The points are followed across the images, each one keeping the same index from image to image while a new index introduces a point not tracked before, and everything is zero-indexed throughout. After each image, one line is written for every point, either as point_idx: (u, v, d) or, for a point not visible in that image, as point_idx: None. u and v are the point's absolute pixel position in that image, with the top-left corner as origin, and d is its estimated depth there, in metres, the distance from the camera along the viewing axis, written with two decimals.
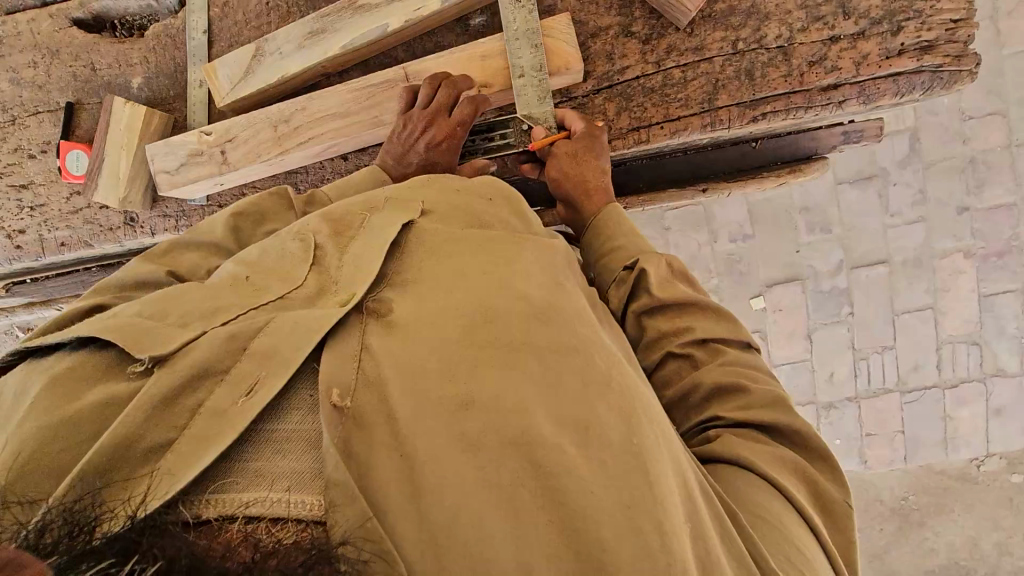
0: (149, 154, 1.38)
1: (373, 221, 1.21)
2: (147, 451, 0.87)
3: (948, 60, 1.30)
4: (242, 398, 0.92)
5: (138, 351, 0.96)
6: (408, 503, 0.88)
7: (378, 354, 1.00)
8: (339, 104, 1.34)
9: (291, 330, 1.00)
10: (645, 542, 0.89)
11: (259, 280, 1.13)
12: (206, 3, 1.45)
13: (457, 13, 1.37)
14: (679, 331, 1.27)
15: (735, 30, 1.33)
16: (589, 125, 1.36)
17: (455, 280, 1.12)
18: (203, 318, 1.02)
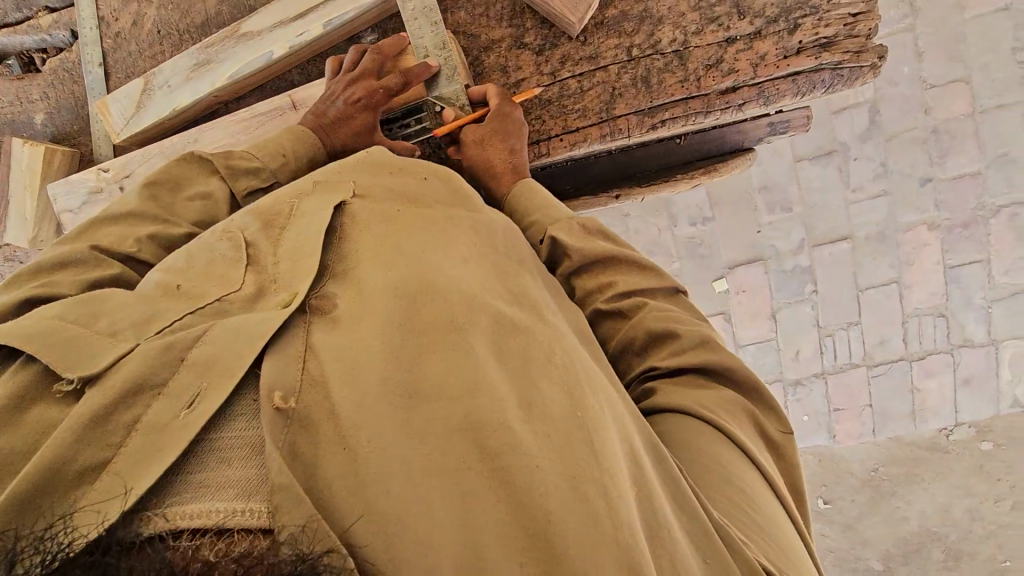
0: (50, 195, 1.38)
1: (303, 207, 1.04)
2: (79, 476, 0.71)
3: (847, 57, 1.25)
4: (184, 412, 0.75)
5: (62, 370, 0.78)
6: (355, 502, 0.72)
7: (324, 350, 0.84)
8: (230, 134, 1.33)
9: (232, 338, 0.82)
10: (590, 509, 0.77)
11: (198, 281, 0.94)
12: (98, 34, 1.44)
13: (348, 33, 1.33)
14: (604, 287, 1.18)
15: (628, 36, 1.30)
16: (501, 104, 1.26)
17: (393, 258, 0.97)
18: (135, 326, 0.84)
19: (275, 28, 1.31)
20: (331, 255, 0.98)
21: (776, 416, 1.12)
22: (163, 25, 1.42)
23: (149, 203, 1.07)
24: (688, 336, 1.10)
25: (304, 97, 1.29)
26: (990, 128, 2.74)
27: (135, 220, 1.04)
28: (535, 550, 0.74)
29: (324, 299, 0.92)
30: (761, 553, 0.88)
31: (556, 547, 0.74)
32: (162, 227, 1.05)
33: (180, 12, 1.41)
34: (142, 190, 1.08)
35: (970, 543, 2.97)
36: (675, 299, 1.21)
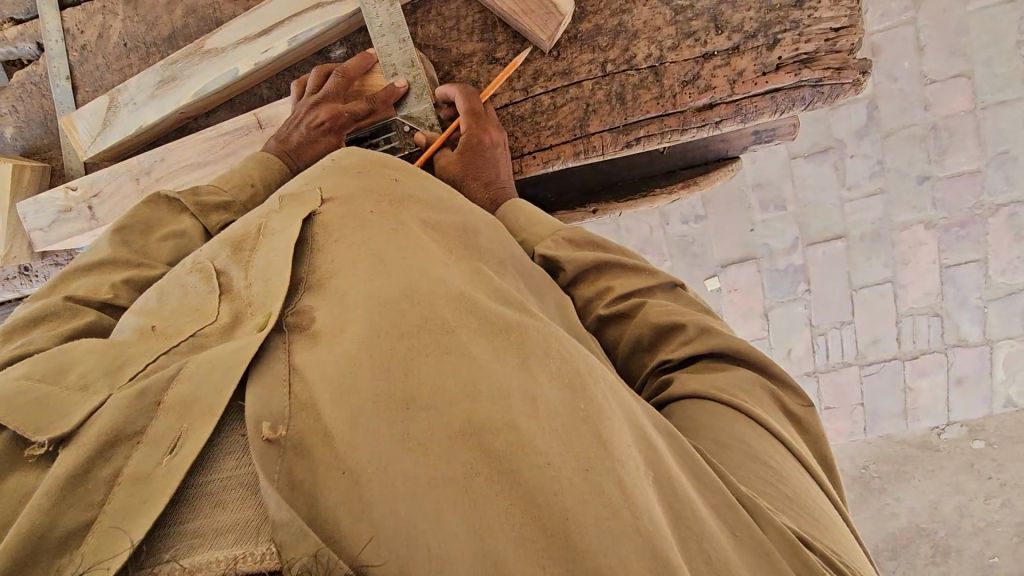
0: (20, 214, 1.38)
1: (274, 225, 0.96)
2: (61, 545, 0.63)
3: (828, 73, 1.21)
4: (166, 459, 0.68)
5: (31, 433, 0.70)
6: (363, 526, 0.64)
7: (309, 371, 0.76)
8: (196, 154, 1.32)
9: (208, 370, 0.74)
10: (608, 501, 0.69)
11: (173, 318, 0.87)
12: (64, 47, 1.41)
13: (316, 46, 1.30)
14: (603, 292, 1.15)
15: (603, 51, 1.27)
16: (470, 134, 1.21)
17: (375, 263, 0.90)
18: (109, 374, 0.77)
19: (240, 44, 1.28)
20: (304, 265, 0.91)
21: (794, 390, 1.06)
22: (129, 37, 1.39)
23: (120, 249, 1.05)
24: (691, 325, 1.06)
25: (270, 116, 1.28)
26: (991, 125, 2.67)
27: (108, 266, 1.02)
28: (557, 552, 0.65)
29: (302, 314, 0.84)
30: (809, 537, 0.80)
31: (579, 545, 0.65)
32: (138, 271, 1.03)
33: (146, 24, 1.38)
34: (112, 236, 1.06)
35: (958, 538, 2.97)
36: (674, 294, 1.17)
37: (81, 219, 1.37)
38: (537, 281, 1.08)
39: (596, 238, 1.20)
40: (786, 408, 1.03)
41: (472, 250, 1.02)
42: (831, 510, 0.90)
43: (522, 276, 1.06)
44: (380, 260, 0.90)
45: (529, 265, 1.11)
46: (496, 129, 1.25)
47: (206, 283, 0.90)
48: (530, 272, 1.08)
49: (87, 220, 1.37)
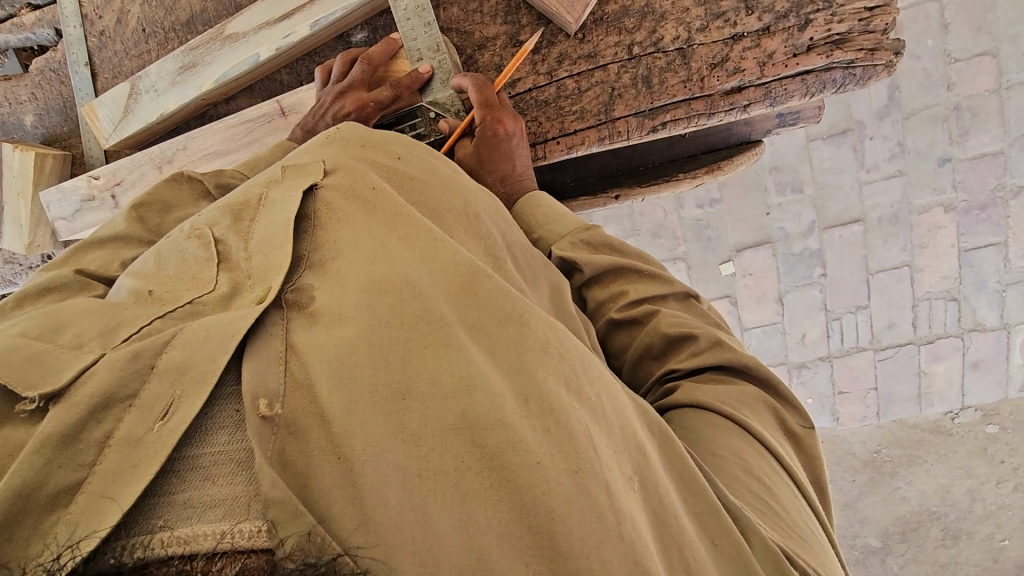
0: (45, 202, 1.39)
1: (273, 196, 0.92)
2: (51, 503, 0.60)
3: (862, 55, 1.18)
4: (158, 425, 0.65)
5: (21, 389, 0.64)
6: (354, 508, 0.64)
7: (308, 352, 0.72)
8: (220, 142, 1.31)
9: (204, 338, 0.71)
10: (594, 504, 0.68)
11: (170, 285, 0.83)
12: (83, 34, 1.40)
13: (337, 30, 1.27)
14: (616, 296, 1.14)
15: (629, 33, 1.24)
16: (485, 125, 1.18)
17: (369, 243, 0.85)
18: (102, 334, 0.72)
19: (260, 29, 1.27)
20: (304, 245, 0.86)
21: (796, 409, 1.07)
22: (148, 23, 1.38)
23: (134, 224, 1.04)
24: (704, 338, 1.06)
25: (293, 103, 1.27)
26: (1015, 104, 2.61)
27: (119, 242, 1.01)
28: (541, 551, 0.65)
29: (302, 291, 0.80)
30: (791, 551, 0.80)
31: (562, 545, 0.65)
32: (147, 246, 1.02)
33: (163, 9, 1.36)
34: (132, 213, 1.06)
35: (970, 522, 2.98)
36: (688, 305, 1.16)
37: (104, 208, 1.37)
38: (534, 267, 1.07)
39: (615, 242, 1.18)
40: (787, 428, 1.04)
41: (472, 233, 0.98)
42: (819, 534, 0.91)
43: (517, 263, 1.03)
44: (377, 242, 0.86)
45: (528, 249, 1.10)
46: (512, 116, 1.21)
47: (203, 250, 0.86)
48: (528, 258, 1.07)
49: (110, 208, 1.36)
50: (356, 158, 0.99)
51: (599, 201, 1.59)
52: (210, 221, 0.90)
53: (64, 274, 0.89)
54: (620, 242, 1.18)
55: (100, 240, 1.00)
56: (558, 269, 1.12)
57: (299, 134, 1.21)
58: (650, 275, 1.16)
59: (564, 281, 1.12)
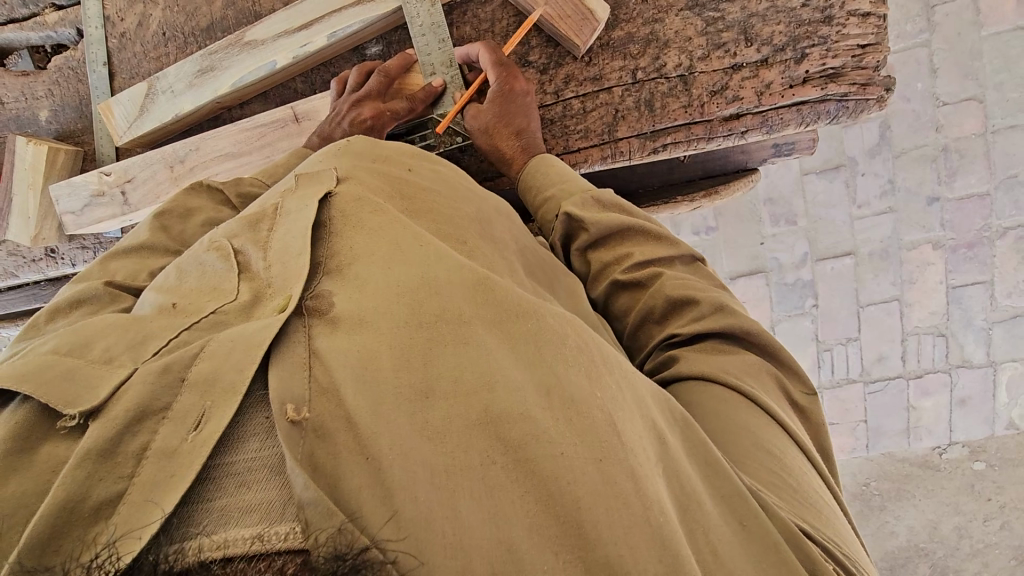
0: (54, 196, 1.40)
1: (288, 205, 0.95)
2: (94, 515, 0.62)
3: (854, 89, 1.24)
4: (191, 435, 0.67)
5: (59, 405, 0.69)
6: (385, 506, 0.64)
7: (332, 360, 0.74)
8: (232, 145, 1.34)
9: (230, 350, 0.74)
10: (618, 491, 0.70)
11: (193, 297, 0.85)
12: (103, 34, 1.44)
13: (352, 44, 1.32)
14: (620, 258, 1.15)
15: (634, 58, 1.30)
16: (501, 82, 1.22)
17: (388, 249, 0.88)
18: (132, 349, 0.76)
19: (279, 37, 1.30)
20: (320, 250, 0.89)
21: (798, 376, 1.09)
22: (168, 27, 1.42)
23: (160, 235, 1.04)
24: (706, 303, 1.07)
25: (307, 110, 1.30)
26: (1001, 148, 2.70)
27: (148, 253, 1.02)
28: (570, 540, 0.67)
29: (320, 298, 0.82)
30: (811, 530, 0.83)
31: (589, 531, 0.68)
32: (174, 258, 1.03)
33: (185, 15, 1.41)
34: (154, 222, 1.06)
35: (957, 559, 2.94)
36: (695, 267, 1.18)
37: (114, 205, 1.39)
38: (549, 274, 1.10)
39: (625, 206, 1.20)
40: (789, 396, 1.06)
41: (489, 241, 1.02)
42: (829, 499, 0.93)
43: (530, 269, 1.07)
44: (395, 245, 0.89)
45: (545, 255, 1.14)
46: (524, 78, 1.26)
47: (224, 261, 0.89)
48: (542, 264, 1.10)
49: (120, 206, 1.38)
50: (369, 170, 1.04)
51: None
52: (228, 234, 0.93)
53: (94, 287, 0.91)
54: (628, 206, 1.20)
55: (125, 250, 1.01)
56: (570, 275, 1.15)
57: (316, 140, 1.23)
58: (674, 270, 1.15)
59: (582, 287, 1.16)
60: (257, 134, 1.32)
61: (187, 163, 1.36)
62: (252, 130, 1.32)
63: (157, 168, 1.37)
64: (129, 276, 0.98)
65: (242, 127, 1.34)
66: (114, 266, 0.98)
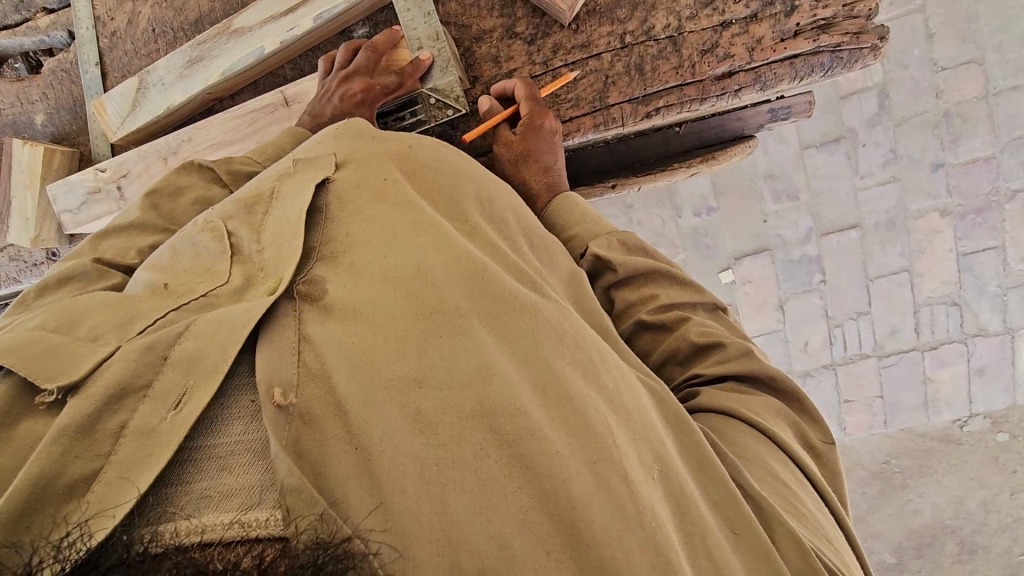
0: (52, 196, 1.41)
1: (284, 189, 0.93)
2: (68, 492, 0.61)
3: (847, 38, 1.23)
4: (171, 414, 0.66)
5: (40, 381, 0.66)
6: (370, 496, 0.65)
7: (322, 344, 0.75)
8: (224, 132, 1.34)
9: (215, 331, 0.73)
10: (613, 493, 0.70)
11: (184, 279, 0.84)
12: (94, 34, 1.45)
13: (338, 27, 1.32)
14: (645, 299, 1.14)
15: (621, 23, 1.28)
16: (531, 116, 1.25)
17: (384, 240, 0.88)
18: (119, 327, 0.74)
19: (266, 23, 1.31)
20: (316, 235, 0.89)
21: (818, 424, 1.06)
22: (157, 23, 1.43)
23: (150, 213, 1.05)
24: (733, 346, 1.06)
25: (296, 93, 1.30)
26: (1004, 110, 2.66)
27: (137, 231, 1.03)
28: (563, 539, 0.66)
29: (312, 283, 0.83)
30: (818, 548, 0.82)
31: (583, 532, 0.67)
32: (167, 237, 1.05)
33: (173, 10, 1.42)
34: (144, 201, 1.07)
35: (984, 535, 2.88)
36: (716, 316, 1.17)
37: (111, 200, 1.39)
38: (549, 252, 1.07)
39: (648, 248, 1.21)
40: (806, 441, 1.03)
41: (488, 220, 1.00)
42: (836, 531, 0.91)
43: (532, 246, 1.04)
44: (390, 235, 0.88)
45: (543, 234, 1.09)
46: (554, 115, 1.30)
47: (217, 243, 0.87)
48: (544, 244, 1.07)
49: (116, 200, 1.39)
50: (365, 152, 1.01)
51: (596, 189, 1.62)
52: (223, 215, 0.91)
53: (84, 264, 0.93)
54: (652, 249, 1.21)
55: (115, 229, 1.02)
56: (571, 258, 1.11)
57: (306, 119, 1.22)
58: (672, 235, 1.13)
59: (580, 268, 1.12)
60: (248, 118, 1.33)
61: (181, 151, 1.36)
62: (243, 114, 1.33)
63: (152, 159, 1.38)
64: (117, 254, 0.99)
65: (233, 111, 1.34)
66: (105, 248, 0.99)
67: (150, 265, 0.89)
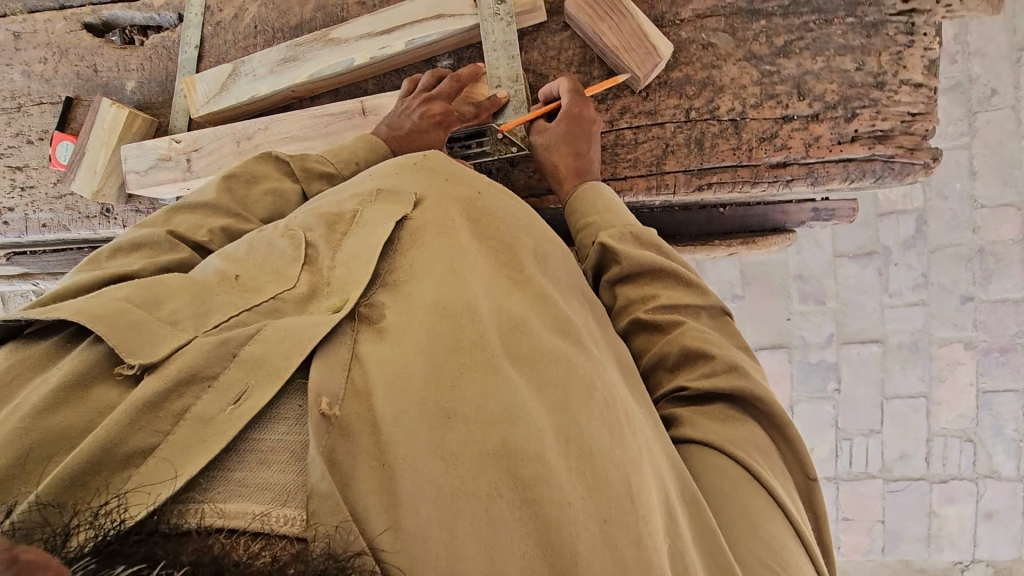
0: (123, 155, 1.49)
1: (368, 216, 0.91)
2: (124, 462, 0.61)
3: (901, 152, 1.29)
4: (230, 408, 0.65)
5: (123, 353, 0.66)
6: (387, 513, 0.62)
7: (369, 360, 0.72)
8: (299, 130, 1.41)
9: (282, 337, 0.71)
10: (619, 556, 0.67)
11: (255, 274, 0.82)
12: (201, 21, 1.56)
13: (425, 54, 1.41)
14: (646, 298, 1.07)
15: (689, 98, 1.34)
16: (571, 102, 1.24)
17: (447, 277, 0.84)
18: (196, 316, 0.73)
19: (360, 36, 1.40)
20: (385, 264, 0.86)
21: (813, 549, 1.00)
22: (260, 22, 1.54)
23: (224, 196, 1.08)
24: (721, 360, 0.98)
25: (374, 106, 1.38)
26: None
27: (210, 211, 1.05)
28: None
29: (375, 306, 0.80)
30: None
31: None
32: (233, 221, 1.06)
33: (277, 12, 1.53)
34: (221, 182, 1.09)
35: None
36: (720, 322, 1.07)
37: (176, 170, 1.46)
38: (604, 328, 0.99)
39: (664, 246, 1.12)
40: None
41: (546, 276, 0.94)
42: None
43: (592, 311, 0.98)
44: (454, 269, 0.86)
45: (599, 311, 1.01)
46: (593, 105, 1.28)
47: (294, 250, 0.86)
48: (600, 315, 1.00)
49: (182, 171, 1.46)
50: (444, 188, 0.98)
51: None
52: (304, 225, 0.90)
53: (157, 234, 0.95)
54: (668, 248, 1.11)
55: (189, 205, 1.05)
56: (616, 337, 1.00)
57: (381, 129, 1.27)
58: None
59: (632, 361, 1.00)
60: (324, 123, 1.40)
61: (254, 141, 1.44)
62: (320, 118, 1.40)
63: (225, 141, 1.45)
64: (189, 229, 1.02)
65: (312, 113, 1.41)
66: (176, 221, 1.02)
67: (222, 253, 0.87)
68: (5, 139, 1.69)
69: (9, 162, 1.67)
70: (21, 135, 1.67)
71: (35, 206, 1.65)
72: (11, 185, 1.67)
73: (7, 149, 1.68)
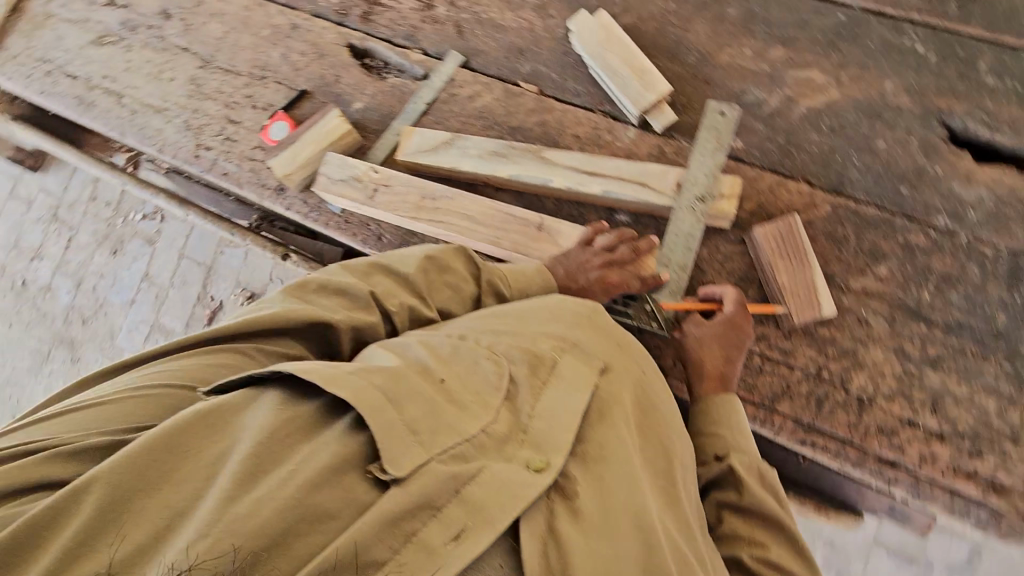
0: (327, 158, 1.70)
1: (562, 373, 1.10)
2: (362, 566, 0.81)
3: (1016, 514, 1.22)
4: (451, 543, 0.84)
5: (383, 462, 0.87)
6: None
7: (566, 548, 0.90)
8: (478, 215, 1.56)
9: (499, 491, 0.90)
10: None
11: (460, 387, 1.04)
12: (440, 87, 1.78)
13: (611, 204, 1.55)
14: (754, 543, 1.12)
15: (826, 357, 1.37)
16: (733, 315, 1.33)
17: (634, 489, 1.00)
18: (431, 431, 0.93)
19: (566, 166, 1.56)
20: (579, 440, 1.04)
21: None
22: (486, 110, 1.74)
23: (420, 273, 1.30)
24: None
25: (551, 228, 1.51)
26: None
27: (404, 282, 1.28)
28: None
29: (568, 479, 0.99)
30: None
31: None
32: (417, 301, 1.29)
33: (505, 110, 1.72)
34: (422, 262, 1.31)
35: None
36: None
37: (361, 192, 1.64)
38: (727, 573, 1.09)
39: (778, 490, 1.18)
40: None
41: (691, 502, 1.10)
42: None
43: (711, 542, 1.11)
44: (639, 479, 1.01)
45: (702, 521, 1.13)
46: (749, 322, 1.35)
47: (499, 378, 1.06)
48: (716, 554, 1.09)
49: (365, 195, 1.63)
50: (624, 372, 1.16)
51: None
52: (510, 357, 1.11)
53: (360, 288, 1.22)
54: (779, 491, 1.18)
55: (387, 270, 1.29)
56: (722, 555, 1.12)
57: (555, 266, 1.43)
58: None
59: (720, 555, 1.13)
60: (501, 220, 1.55)
61: (437, 204, 1.60)
62: (501, 215, 1.55)
63: (412, 191, 1.62)
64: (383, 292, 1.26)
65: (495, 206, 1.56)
66: (377, 281, 1.27)
67: (429, 348, 1.10)
68: (237, 95, 1.94)
69: (230, 115, 1.91)
70: (252, 99, 1.92)
71: (228, 157, 1.87)
72: (221, 132, 1.91)
73: (234, 103, 1.93)
